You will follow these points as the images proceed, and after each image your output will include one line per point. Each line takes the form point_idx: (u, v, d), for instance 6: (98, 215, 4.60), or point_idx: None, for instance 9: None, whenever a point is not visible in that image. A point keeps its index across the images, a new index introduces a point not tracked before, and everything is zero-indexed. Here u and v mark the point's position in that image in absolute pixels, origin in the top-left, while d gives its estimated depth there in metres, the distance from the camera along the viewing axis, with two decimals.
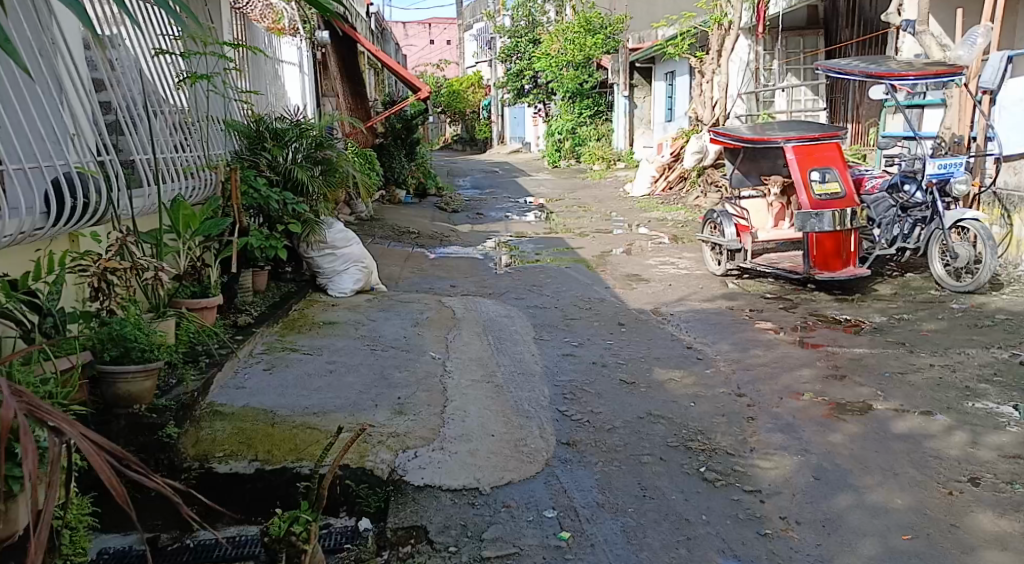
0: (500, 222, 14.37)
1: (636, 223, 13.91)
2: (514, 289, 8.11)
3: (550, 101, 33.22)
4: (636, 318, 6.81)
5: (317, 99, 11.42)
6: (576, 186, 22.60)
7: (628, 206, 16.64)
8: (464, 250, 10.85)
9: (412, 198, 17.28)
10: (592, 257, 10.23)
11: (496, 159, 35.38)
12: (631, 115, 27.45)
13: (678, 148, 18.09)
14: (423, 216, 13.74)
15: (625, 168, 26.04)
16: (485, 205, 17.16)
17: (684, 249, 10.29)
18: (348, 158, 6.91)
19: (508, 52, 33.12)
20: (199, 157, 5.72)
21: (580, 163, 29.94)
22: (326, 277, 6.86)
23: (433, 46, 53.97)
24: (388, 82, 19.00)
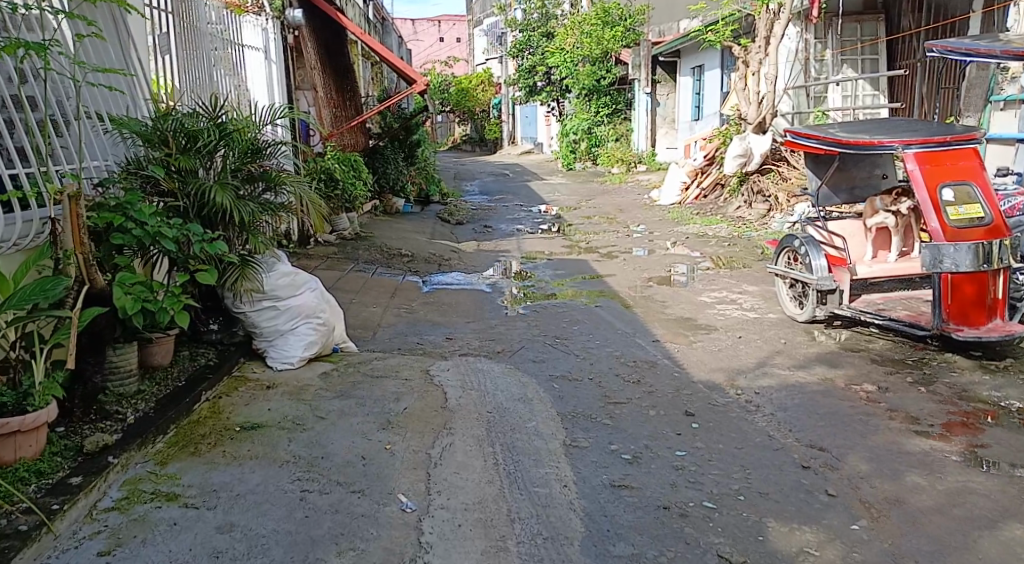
0: (512, 238, 12.30)
1: (673, 239, 11.84)
2: (530, 342, 6.06)
3: (564, 99, 31.15)
4: (708, 401, 4.72)
5: (289, 94, 9.38)
6: (595, 191, 20.52)
7: (658, 218, 14.57)
8: (468, 278, 8.78)
9: (411, 207, 15.23)
10: (628, 288, 8.15)
11: (507, 160, 33.35)
12: (653, 114, 25.37)
13: (713, 151, 16.01)
14: (422, 231, 11.71)
15: (648, 172, 23.97)
16: (494, 216, 15.11)
17: (742, 280, 8.20)
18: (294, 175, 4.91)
19: (519, 47, 31.05)
20: (26, 177, 3.87)
21: (597, 165, 27.90)
22: (266, 340, 4.83)
23: (442, 44, 52.00)
24: (385, 77, 16.96)
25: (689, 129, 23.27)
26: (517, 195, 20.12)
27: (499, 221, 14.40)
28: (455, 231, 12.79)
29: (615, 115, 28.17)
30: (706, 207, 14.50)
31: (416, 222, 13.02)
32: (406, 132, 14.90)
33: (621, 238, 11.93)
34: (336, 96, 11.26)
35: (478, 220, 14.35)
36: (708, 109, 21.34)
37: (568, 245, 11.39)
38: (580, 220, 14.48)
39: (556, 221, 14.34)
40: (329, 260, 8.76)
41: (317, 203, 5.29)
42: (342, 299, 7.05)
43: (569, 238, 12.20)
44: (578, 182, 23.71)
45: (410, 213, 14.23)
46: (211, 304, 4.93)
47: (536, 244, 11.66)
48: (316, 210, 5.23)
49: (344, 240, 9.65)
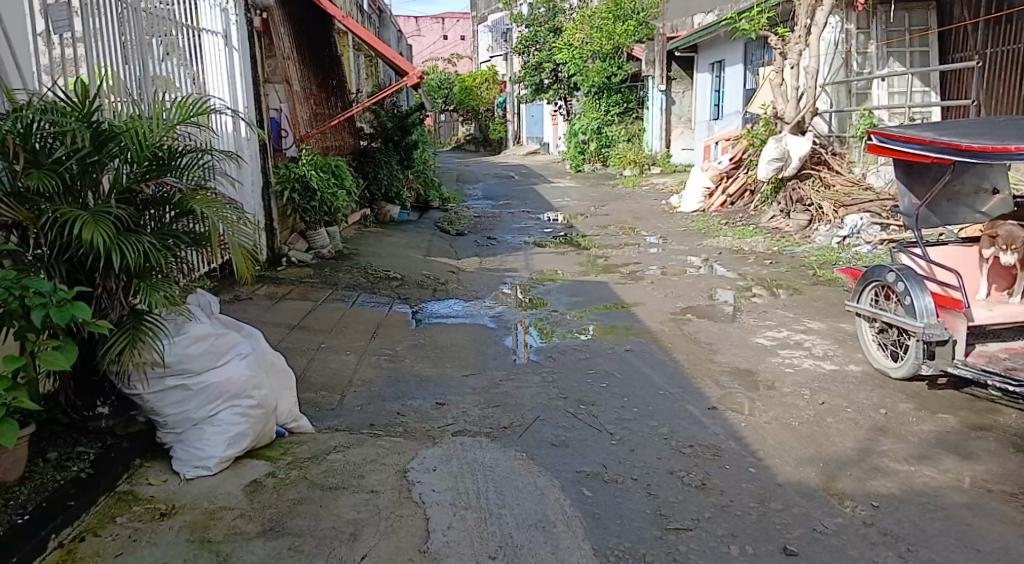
0: (520, 253, 10.82)
1: (703, 254, 10.36)
2: (548, 411, 4.60)
3: (572, 97, 29.66)
4: (811, 528, 3.28)
5: (257, 91, 7.83)
6: (608, 196, 19.03)
7: (681, 227, 13.09)
8: (469, 309, 7.30)
9: (407, 215, 13.79)
10: (663, 322, 6.67)
11: (512, 162, 31.86)
12: (667, 113, 23.91)
13: (740, 154, 14.83)
14: (417, 245, 10.27)
15: (663, 175, 22.48)
16: (498, 225, 13.66)
17: (802, 314, 6.74)
18: (219, 207, 3.55)
19: (525, 43, 29.60)
20: None
21: (607, 167, 26.42)
22: (174, 436, 3.39)
23: (445, 42, 50.55)
24: (380, 73, 15.50)
25: (707, 130, 21.81)
26: (523, 200, 18.63)
27: (506, 231, 12.91)
28: (456, 244, 11.37)
29: (626, 114, 26.68)
30: (736, 217, 13.03)
31: (412, 233, 11.57)
32: (403, 133, 13.44)
33: (644, 253, 10.46)
34: (317, 91, 9.81)
35: (482, 231, 12.88)
36: (730, 108, 19.93)
37: (585, 262, 9.93)
38: (594, 230, 13.00)
39: (568, 232, 12.85)
40: (303, 286, 7.29)
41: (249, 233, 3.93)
42: (308, 345, 5.58)
43: (586, 252, 10.72)
44: (588, 186, 22.22)
45: (406, 224, 12.74)
46: (89, 384, 3.45)
47: (547, 260, 10.21)
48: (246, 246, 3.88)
49: (324, 260, 8.18)
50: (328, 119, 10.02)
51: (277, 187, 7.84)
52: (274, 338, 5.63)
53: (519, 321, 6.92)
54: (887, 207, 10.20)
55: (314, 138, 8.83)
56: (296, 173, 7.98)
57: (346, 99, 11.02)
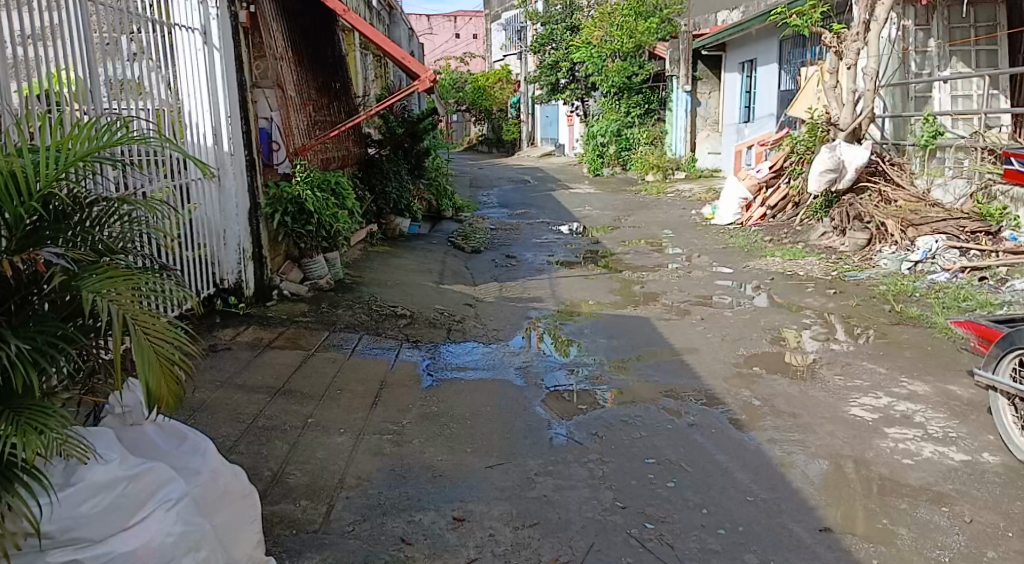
0: (544, 275, 9.65)
1: (753, 278, 9.17)
2: (606, 533, 3.46)
3: (590, 98, 28.45)
4: None
5: (245, 95, 6.53)
6: (632, 204, 17.81)
7: (720, 243, 11.86)
8: (491, 354, 6.06)
9: (416, 229, 12.66)
10: (727, 378, 5.49)
11: (526, 164, 30.60)
12: (693, 115, 22.69)
13: (781, 162, 13.78)
14: (429, 268, 9.12)
15: (688, 181, 21.25)
16: (517, 240, 12.52)
17: (896, 372, 5.57)
18: (120, 294, 2.73)
19: (541, 42, 28.44)
20: None
21: (627, 171, 25.24)
22: None
23: (456, 40, 49.45)
24: (388, 73, 14.32)
25: (736, 133, 20.59)
26: (541, 208, 17.40)
27: (527, 248, 11.71)
28: (474, 264, 10.23)
29: (648, 115, 25.45)
30: (781, 233, 11.80)
31: (424, 253, 10.42)
32: (414, 140, 12.30)
33: (686, 278, 9.26)
34: (316, 97, 8.62)
35: (500, 248, 11.70)
36: (763, 110, 18.73)
37: (619, 289, 8.75)
38: (623, 246, 11.80)
39: (594, 249, 11.66)
40: (296, 326, 6.02)
41: (185, 336, 2.94)
42: (292, 420, 4.37)
43: (619, 275, 9.53)
44: (609, 192, 20.99)
45: (417, 241, 11.57)
46: None
47: (575, 285, 9.05)
48: (178, 351, 2.88)
49: (321, 291, 6.91)
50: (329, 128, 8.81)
51: (266, 208, 6.57)
52: (251, 408, 4.44)
53: (552, 370, 5.70)
54: (962, 227, 9.25)
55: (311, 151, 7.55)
56: (289, 190, 6.69)
57: (350, 105, 9.88)
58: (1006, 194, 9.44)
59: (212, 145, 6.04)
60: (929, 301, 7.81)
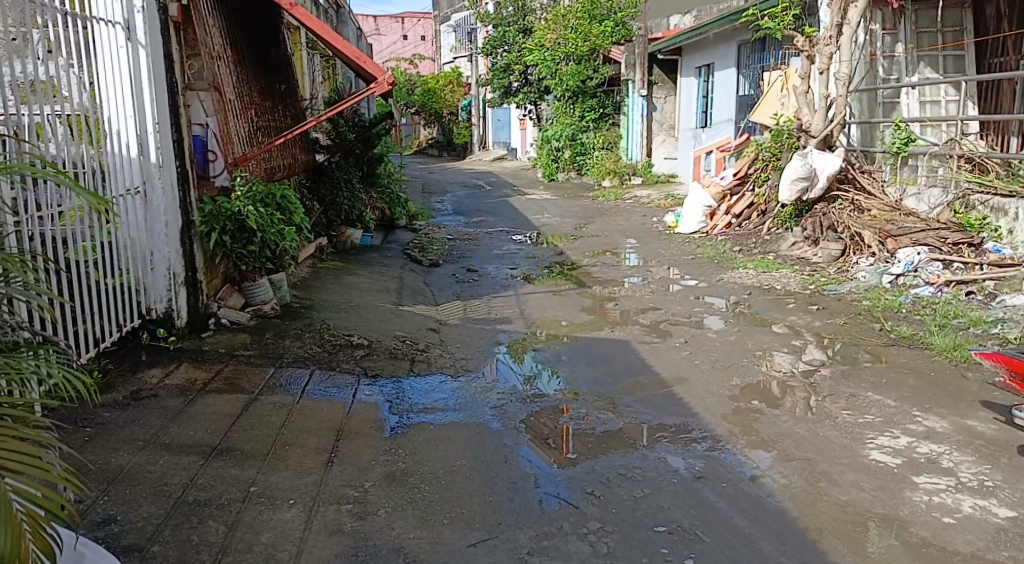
0: (508, 292, 9.01)
1: (730, 293, 8.67)
2: None
3: (543, 101, 27.94)
4: None
5: (175, 96, 5.69)
6: (590, 211, 17.30)
7: (687, 253, 11.37)
8: (461, 388, 5.42)
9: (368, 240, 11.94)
10: (725, 413, 4.93)
11: (478, 168, 29.94)
12: (649, 119, 22.29)
13: (744, 169, 13.31)
14: (384, 286, 8.42)
15: (644, 187, 20.84)
16: (475, 251, 11.87)
17: (906, 404, 5.06)
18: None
19: (493, 44, 27.86)
20: None
21: (582, 176, 24.77)
22: None
23: (405, 42, 48.64)
24: (337, 75, 13.57)
25: (693, 139, 20.20)
26: (497, 216, 16.78)
27: (486, 261, 11.07)
28: (432, 280, 9.56)
29: (602, 120, 25.00)
30: (749, 243, 11.36)
31: (377, 267, 9.71)
32: (367, 147, 11.61)
33: (659, 293, 8.72)
34: (258, 101, 7.85)
35: (457, 261, 11.03)
36: (721, 116, 18.36)
37: (588, 307, 8.15)
38: (587, 258, 11.24)
39: (557, 261, 11.08)
40: (234, 364, 5.35)
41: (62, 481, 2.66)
42: (230, 491, 3.67)
43: (588, 291, 8.95)
44: (566, 198, 20.47)
45: (370, 253, 10.85)
46: None
47: (541, 302, 8.43)
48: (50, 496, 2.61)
49: (265, 319, 6.20)
50: (272, 135, 8.04)
51: (202, 226, 5.84)
52: (180, 474, 3.77)
53: (529, 406, 5.13)
54: (943, 238, 8.82)
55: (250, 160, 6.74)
56: (229, 204, 5.94)
57: (296, 109, 9.18)
58: (985, 204, 8.95)
59: (137, 156, 5.33)
60: (917, 318, 7.31)
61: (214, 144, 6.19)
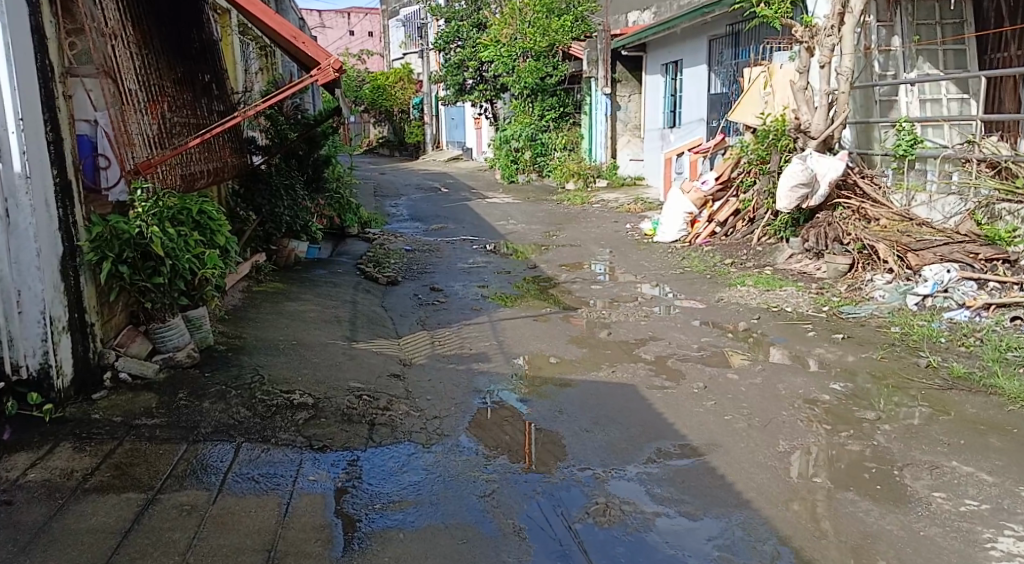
0: (481, 317, 7.79)
1: (735, 317, 7.57)
2: None
3: (499, 99, 26.70)
4: None
5: (48, 86, 4.42)
6: (558, 217, 16.15)
7: (672, 267, 10.28)
8: (438, 465, 4.22)
9: (315, 251, 10.68)
10: (787, 499, 3.85)
11: (432, 169, 28.62)
12: (613, 119, 21.12)
13: (728, 173, 12.22)
14: (335, 314, 7.13)
15: (610, 190, 19.76)
16: (437, 265, 10.61)
17: (1013, 485, 3.98)
18: None
19: (446, 40, 26.53)
20: None
21: (543, 178, 23.67)
22: None
23: (354, 38, 47.05)
24: (277, 66, 12.22)
25: (661, 140, 19.11)
26: (458, 222, 15.55)
27: (450, 278, 9.81)
28: (392, 303, 8.30)
29: (562, 119, 23.86)
30: (740, 254, 10.29)
31: (327, 288, 8.42)
32: (312, 146, 10.33)
33: (654, 317, 7.59)
34: (174, 92, 6.52)
35: (419, 278, 9.77)
36: (690, 115, 17.28)
37: (576, 336, 6.94)
38: (564, 272, 10.08)
39: (531, 276, 9.89)
40: (131, 441, 4.18)
41: None
42: None
43: (572, 315, 7.76)
44: (529, 202, 19.31)
45: (319, 271, 9.55)
46: None
47: (520, 332, 7.21)
48: None
49: (180, 371, 5.00)
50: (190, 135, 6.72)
51: (91, 253, 4.63)
52: None
53: (529, 489, 3.96)
54: (972, 253, 7.63)
55: (157, 168, 5.40)
56: (126, 224, 4.72)
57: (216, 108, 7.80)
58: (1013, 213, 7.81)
59: None
60: (962, 349, 6.22)
61: (107, 147, 4.87)
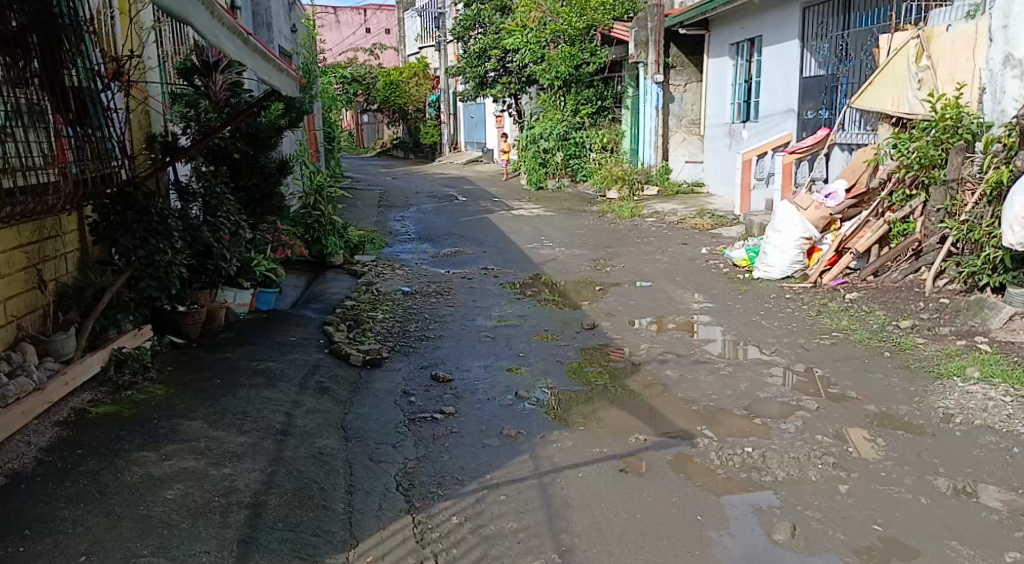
0: (518, 456, 4.20)
1: (1007, 471, 3.94)
2: None
3: (526, 94, 23.08)
4: None
5: None
6: (606, 236, 12.54)
7: (808, 328, 6.68)
8: None
9: (270, 296, 7.45)
10: None
11: (449, 173, 25.08)
12: (665, 112, 17.44)
13: (863, 182, 8.73)
14: (232, 477, 3.56)
15: (664, 199, 16.14)
16: (448, 327, 7.07)
17: None
18: None
19: (466, 25, 23.01)
20: None
21: (578, 184, 20.13)
22: None
23: (368, 35, 43.71)
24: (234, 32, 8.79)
25: (729, 137, 15.48)
26: (478, 244, 12.03)
27: (458, 355, 6.20)
28: (364, 418, 4.74)
29: (600, 114, 20.17)
30: (916, 311, 6.66)
31: (251, 388, 4.87)
32: (256, 149, 6.79)
33: (851, 468, 3.99)
34: None
35: (414, 353, 6.21)
36: (773, 105, 13.66)
37: (720, 543, 3.36)
38: (641, 338, 6.49)
39: (589, 347, 6.31)
40: None
41: None
42: None
43: (687, 452, 4.16)
44: (565, 214, 15.73)
45: (255, 348, 6.03)
46: None
47: (598, 507, 3.63)
48: None
49: None
50: None
51: None
52: None
53: None
54: None
55: None
56: None
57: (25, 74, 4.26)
58: None
59: None
60: None
61: None
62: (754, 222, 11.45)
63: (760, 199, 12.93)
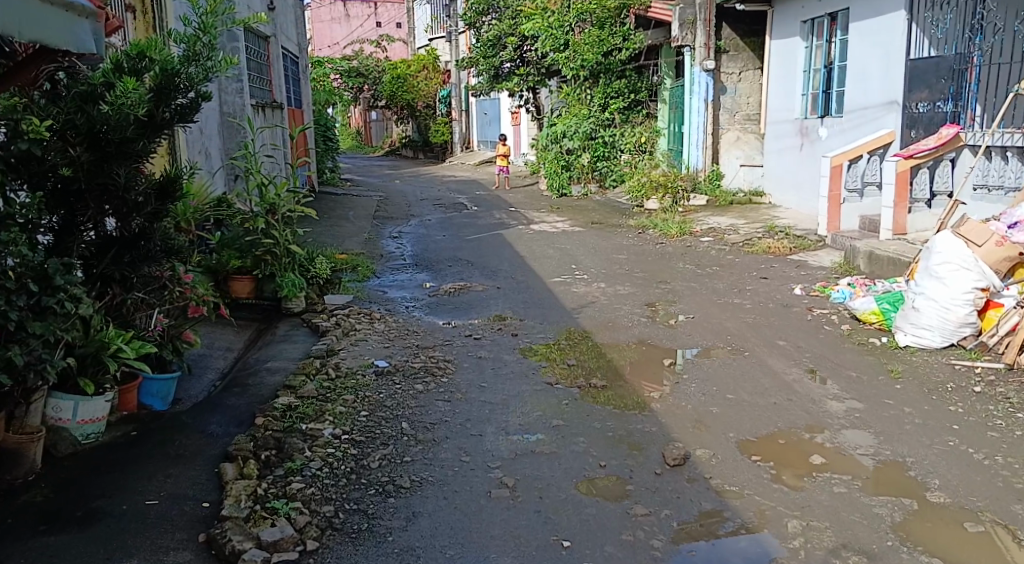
0: None
1: None
2: None
3: (546, 87, 20.13)
4: None
5: None
6: (656, 265, 9.69)
7: None
8: None
9: (157, 388, 4.69)
10: None
11: (462, 176, 22.23)
12: (715, 105, 14.50)
13: None
14: None
15: (716, 211, 13.27)
16: (436, 450, 4.23)
17: None
18: None
19: (478, 10, 20.17)
20: None
21: (608, 191, 17.25)
22: None
23: (379, 30, 41.02)
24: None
25: (801, 136, 12.56)
26: (490, 276, 9.20)
27: (446, 539, 3.38)
28: None
29: (632, 109, 17.20)
30: None
31: None
32: (103, 157, 3.98)
33: None
34: None
35: (366, 534, 3.40)
36: (865, 96, 10.74)
37: None
38: (774, 495, 3.68)
39: (686, 519, 3.49)
40: None
41: None
42: None
43: None
44: (598, 230, 12.85)
45: (69, 542, 3.29)
46: None
47: None
48: None
49: None
50: None
51: None
52: None
53: None
54: None
55: None
56: None
57: None
58: None
59: None
60: None
61: None
62: (858, 251, 8.57)
63: (852, 217, 10.09)
